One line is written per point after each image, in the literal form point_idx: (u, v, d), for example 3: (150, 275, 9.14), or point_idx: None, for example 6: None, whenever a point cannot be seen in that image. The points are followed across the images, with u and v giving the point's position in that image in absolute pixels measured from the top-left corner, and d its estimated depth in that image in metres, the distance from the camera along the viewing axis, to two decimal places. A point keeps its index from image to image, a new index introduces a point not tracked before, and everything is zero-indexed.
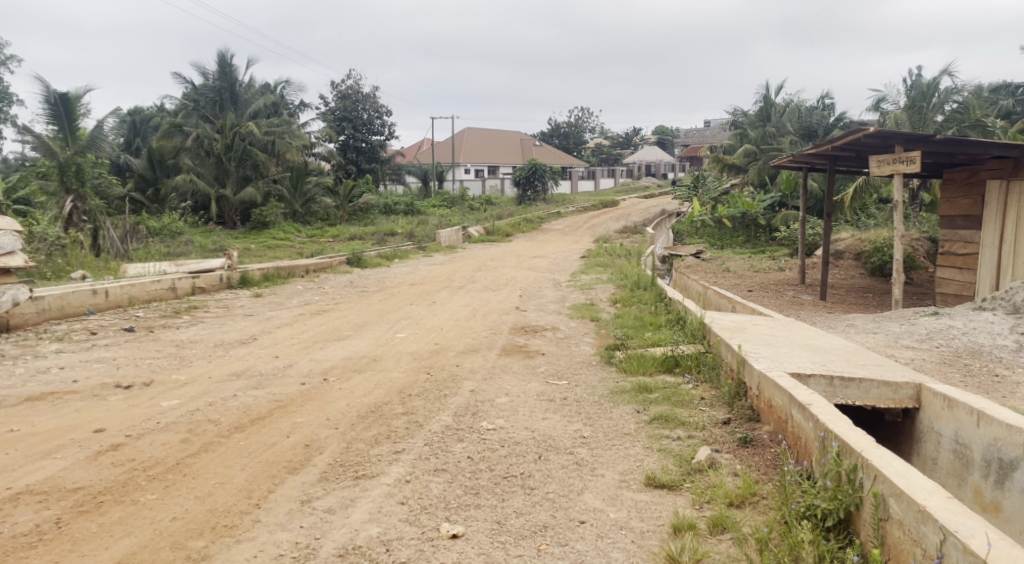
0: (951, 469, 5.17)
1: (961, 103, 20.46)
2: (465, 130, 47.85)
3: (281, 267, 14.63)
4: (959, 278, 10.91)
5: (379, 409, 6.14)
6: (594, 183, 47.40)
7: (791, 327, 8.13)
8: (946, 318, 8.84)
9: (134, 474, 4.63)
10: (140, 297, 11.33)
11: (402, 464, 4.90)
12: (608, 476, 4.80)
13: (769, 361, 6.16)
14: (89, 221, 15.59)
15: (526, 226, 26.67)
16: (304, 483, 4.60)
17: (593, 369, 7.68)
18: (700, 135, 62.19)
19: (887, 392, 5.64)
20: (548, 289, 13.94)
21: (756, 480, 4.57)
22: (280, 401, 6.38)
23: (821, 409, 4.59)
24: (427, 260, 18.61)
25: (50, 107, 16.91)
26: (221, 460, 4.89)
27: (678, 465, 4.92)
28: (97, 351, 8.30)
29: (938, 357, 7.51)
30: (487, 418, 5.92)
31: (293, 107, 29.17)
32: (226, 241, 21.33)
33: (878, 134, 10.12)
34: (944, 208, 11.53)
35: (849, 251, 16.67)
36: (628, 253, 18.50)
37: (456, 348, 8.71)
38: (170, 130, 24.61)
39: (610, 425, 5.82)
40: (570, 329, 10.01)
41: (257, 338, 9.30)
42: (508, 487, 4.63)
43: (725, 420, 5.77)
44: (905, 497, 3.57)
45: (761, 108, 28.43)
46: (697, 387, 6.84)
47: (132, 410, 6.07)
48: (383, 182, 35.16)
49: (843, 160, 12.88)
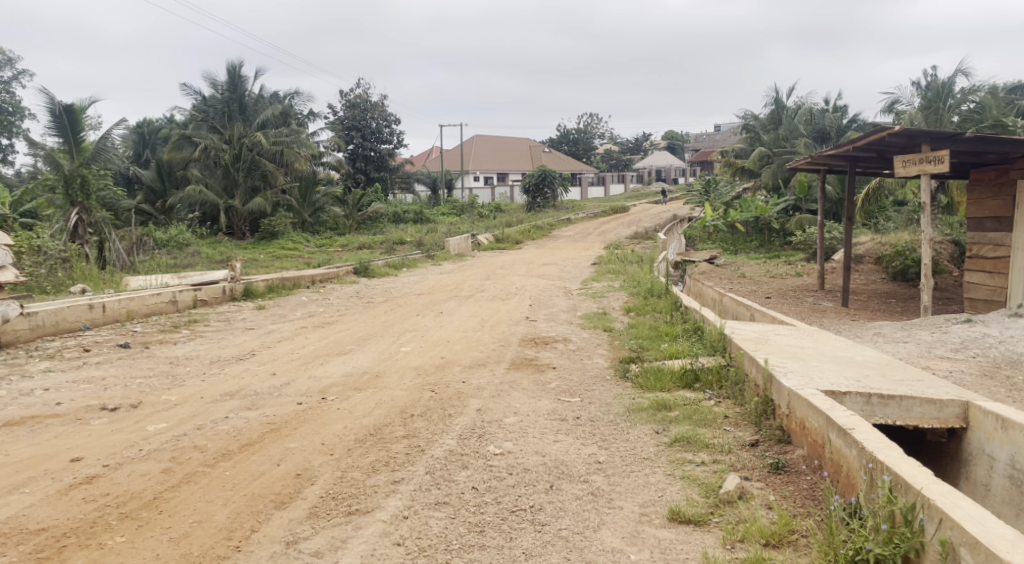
0: (1008, 497, 4.75)
1: (979, 103, 19.97)
2: (475, 137, 47.54)
3: (286, 278, 14.24)
4: (990, 283, 10.40)
5: (379, 431, 5.72)
6: (603, 190, 47.02)
7: (816, 338, 7.65)
8: (981, 325, 8.34)
9: (104, 512, 4.22)
10: (139, 311, 10.95)
11: (401, 497, 4.46)
12: (627, 509, 4.35)
13: (800, 377, 5.67)
14: (94, 232, 15.17)
15: (536, 233, 26.21)
16: (291, 520, 4.18)
17: (607, 384, 7.23)
18: (710, 139, 61.58)
19: (932, 410, 5.18)
20: (559, 297, 13.49)
21: (793, 515, 4.12)
22: (274, 424, 5.96)
23: (866, 435, 4.12)
24: (436, 268, 18.21)
25: (54, 119, 16.52)
26: (203, 494, 4.46)
27: (705, 495, 4.46)
28: (86, 370, 7.90)
29: (977, 368, 7.01)
30: (494, 441, 5.48)
31: (302, 117, 28.92)
32: (234, 252, 21.00)
33: (904, 133, 9.62)
34: (972, 210, 11.01)
35: (869, 255, 16.13)
36: (640, 260, 18.03)
37: (462, 361, 8.27)
38: (180, 141, 24.06)
39: (627, 449, 5.36)
40: (582, 340, 9.56)
41: (256, 354, 8.89)
42: (517, 523, 4.19)
43: (753, 442, 5.30)
44: (983, 549, 3.12)
45: (773, 111, 27.95)
46: (719, 404, 6.38)
47: (115, 436, 5.66)
48: (393, 191, 34.84)
49: (864, 161, 12.38)
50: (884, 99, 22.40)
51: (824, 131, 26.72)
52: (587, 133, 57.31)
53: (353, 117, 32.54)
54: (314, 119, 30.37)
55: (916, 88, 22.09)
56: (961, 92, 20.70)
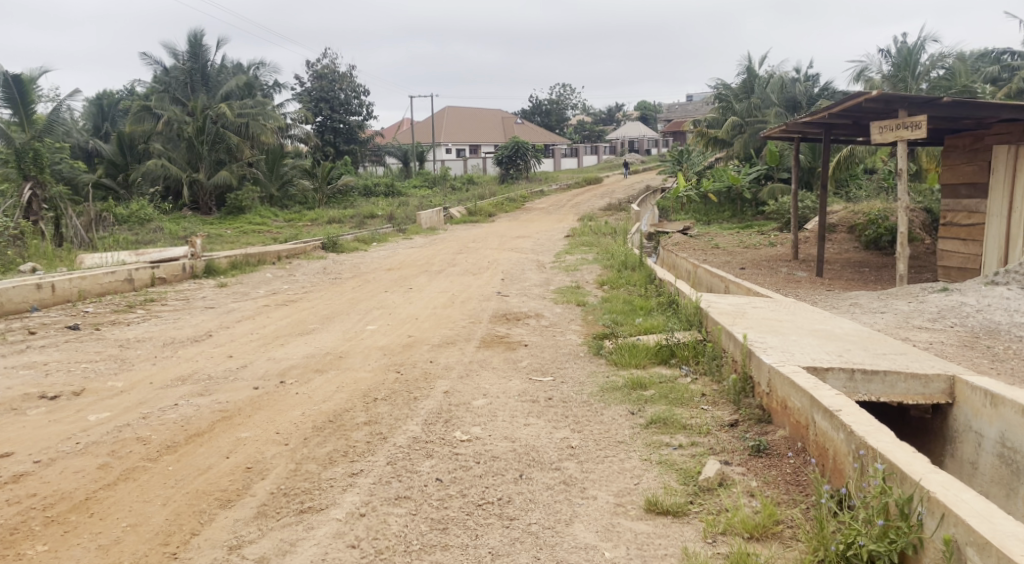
0: (996, 476, 4.55)
1: (947, 69, 19.83)
2: (445, 109, 46.82)
3: (250, 254, 13.73)
4: (964, 251, 10.24)
5: (338, 418, 5.37)
6: (577, 161, 46.64)
7: (794, 310, 7.41)
8: (958, 294, 8.15)
9: (28, 517, 3.88)
10: (92, 291, 10.46)
11: (358, 492, 4.14)
12: (602, 499, 4.06)
13: (780, 353, 5.41)
14: (49, 208, 14.52)
15: (509, 206, 25.77)
16: (237, 521, 3.86)
17: (580, 362, 6.94)
18: (682, 109, 61.13)
19: (916, 386, 4.94)
20: (531, 271, 13.15)
21: (777, 502, 3.87)
22: (226, 411, 5.59)
23: (853, 417, 3.86)
24: (406, 242, 17.78)
25: (3, 89, 15.58)
26: (141, 493, 4.12)
27: (683, 483, 4.18)
28: (29, 355, 7.43)
29: (956, 339, 6.80)
30: (461, 427, 5.16)
31: (268, 88, 28.16)
32: (199, 227, 20.37)
33: (881, 98, 9.34)
34: (947, 176, 10.82)
35: (842, 224, 15.92)
36: (614, 232, 17.73)
37: (431, 340, 7.93)
38: (141, 113, 23.20)
39: (601, 431, 5.07)
40: (555, 316, 9.26)
41: (213, 334, 8.46)
42: (483, 518, 3.88)
43: (731, 422, 5.03)
44: (992, 550, 2.87)
45: (745, 80, 27.61)
46: (696, 381, 6.11)
47: (51, 427, 5.26)
48: (363, 164, 34.18)
49: (839, 128, 12.12)
50: (853, 67, 22.20)
51: (795, 100, 26.53)
52: (560, 104, 56.74)
53: (321, 89, 31.74)
54: (280, 90, 29.60)
55: (885, 55, 21.91)
56: (929, 60, 20.58)
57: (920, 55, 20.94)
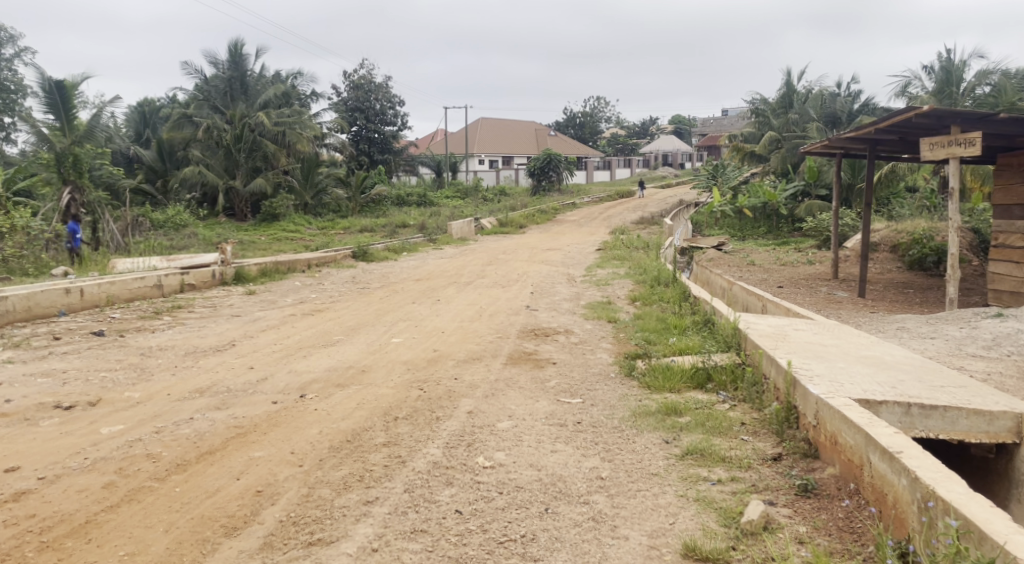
0: None
1: (993, 86, 19.24)
2: (480, 120, 46.76)
3: (280, 262, 13.57)
4: (1016, 274, 9.71)
5: (356, 438, 5.11)
6: (610, 174, 46.29)
7: (838, 334, 7.01)
8: (1013, 321, 7.70)
9: (23, 541, 3.70)
10: (120, 296, 10.34)
11: (372, 523, 3.87)
12: (634, 540, 3.75)
13: (829, 383, 5.02)
14: (87, 212, 14.43)
15: (540, 217, 25.53)
16: (241, 553, 3.64)
17: (611, 384, 6.61)
18: (718, 123, 60.45)
19: (981, 423, 4.56)
20: (562, 285, 12.86)
21: (832, 552, 3.53)
22: (241, 427, 5.35)
23: (918, 461, 3.52)
24: (437, 253, 17.57)
25: (45, 95, 15.64)
26: (143, 517, 3.92)
27: (724, 524, 3.85)
28: (50, 361, 7.27)
29: (1015, 370, 6.36)
30: (485, 452, 4.86)
31: (305, 97, 28.20)
32: (233, 233, 20.37)
33: (933, 114, 8.91)
34: (999, 196, 10.33)
35: (884, 243, 15.35)
36: (647, 246, 17.37)
37: (456, 355, 7.66)
38: (180, 120, 23.30)
39: (634, 462, 4.74)
40: (585, 333, 8.94)
41: (236, 344, 8.27)
42: (504, 559, 3.60)
43: (774, 456, 4.68)
44: None
45: (784, 93, 27.14)
46: (735, 408, 5.76)
47: (63, 440, 5.08)
48: (396, 174, 34.19)
49: (886, 144, 11.65)
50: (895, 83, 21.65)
51: (836, 115, 25.94)
52: (594, 117, 56.45)
53: (357, 98, 31.67)
54: (317, 99, 29.66)
55: (928, 71, 21.33)
56: (974, 76, 20.00)
57: (965, 72, 20.36)
